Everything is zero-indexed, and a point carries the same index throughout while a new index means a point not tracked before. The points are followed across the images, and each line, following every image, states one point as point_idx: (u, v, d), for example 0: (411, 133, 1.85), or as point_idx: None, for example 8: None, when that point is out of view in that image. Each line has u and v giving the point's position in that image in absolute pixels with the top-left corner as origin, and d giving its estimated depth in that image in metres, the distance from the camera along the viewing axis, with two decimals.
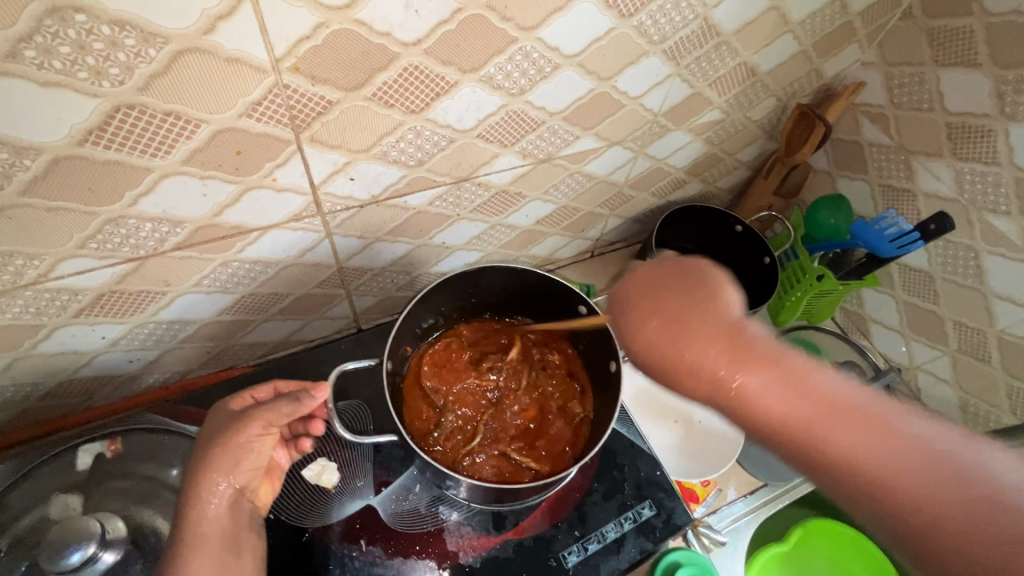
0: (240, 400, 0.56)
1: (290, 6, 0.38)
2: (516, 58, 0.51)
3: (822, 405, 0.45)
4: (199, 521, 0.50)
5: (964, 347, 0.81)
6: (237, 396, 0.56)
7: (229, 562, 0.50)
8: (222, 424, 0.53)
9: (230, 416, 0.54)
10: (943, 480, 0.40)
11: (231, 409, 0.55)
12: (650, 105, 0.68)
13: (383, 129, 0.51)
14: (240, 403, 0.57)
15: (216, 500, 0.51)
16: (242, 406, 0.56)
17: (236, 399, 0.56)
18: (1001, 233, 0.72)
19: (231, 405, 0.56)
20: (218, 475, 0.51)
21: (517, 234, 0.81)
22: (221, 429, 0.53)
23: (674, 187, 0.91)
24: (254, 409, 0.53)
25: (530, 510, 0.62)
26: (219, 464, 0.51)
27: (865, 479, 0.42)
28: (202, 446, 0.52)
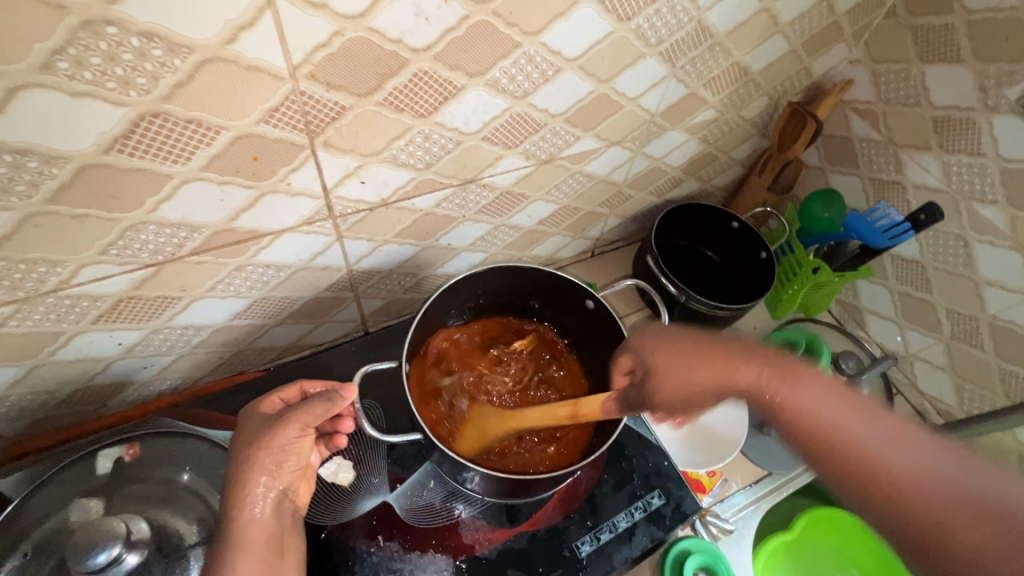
0: (270, 403, 0.58)
1: (308, 16, 0.40)
2: (521, 62, 0.53)
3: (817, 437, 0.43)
4: (247, 523, 0.51)
5: (957, 334, 0.83)
6: (266, 399, 0.58)
7: (274, 563, 0.50)
8: (258, 427, 0.55)
9: (265, 420, 0.56)
10: (945, 514, 0.37)
11: (264, 412, 0.57)
12: (648, 106, 0.70)
13: (393, 133, 0.53)
14: (270, 406, 0.58)
15: (261, 501, 0.52)
16: (273, 410, 0.57)
17: (266, 402, 0.57)
18: (989, 222, 0.74)
19: (262, 409, 0.57)
20: (261, 477, 0.52)
21: (520, 234, 0.83)
22: (258, 432, 0.54)
23: (671, 186, 0.93)
24: (289, 412, 0.55)
25: (542, 502, 0.64)
26: (263, 465, 0.53)
27: (926, 507, 0.38)
28: (240, 451, 0.53)
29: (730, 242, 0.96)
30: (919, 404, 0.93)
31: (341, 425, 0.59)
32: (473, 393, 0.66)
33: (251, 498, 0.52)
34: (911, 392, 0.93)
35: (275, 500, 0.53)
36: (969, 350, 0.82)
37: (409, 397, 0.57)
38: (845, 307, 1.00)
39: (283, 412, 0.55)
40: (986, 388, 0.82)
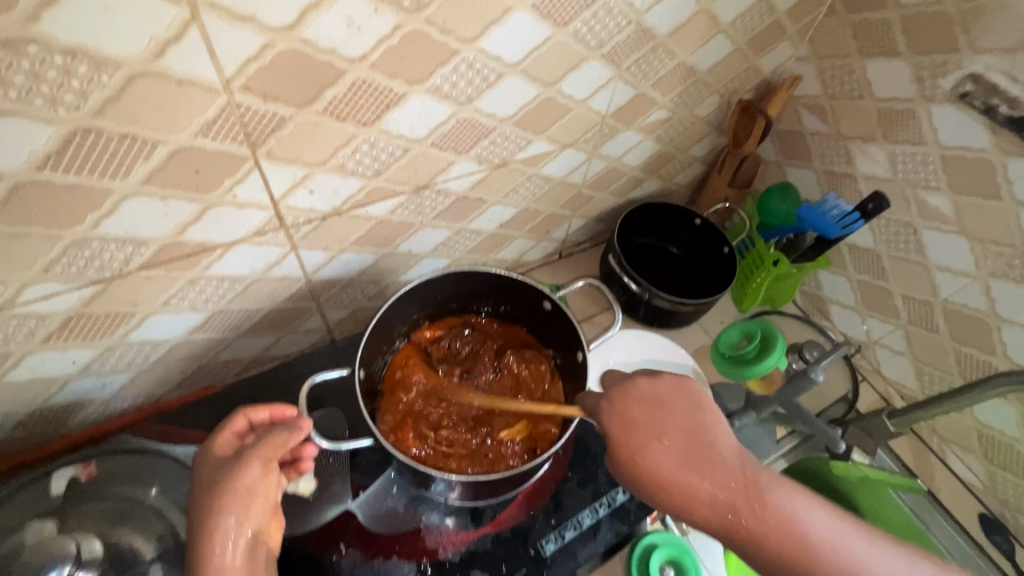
0: (221, 445, 0.54)
1: (236, 30, 0.41)
2: (461, 69, 0.55)
3: (735, 489, 0.48)
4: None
5: (914, 319, 0.85)
6: (218, 436, 0.54)
7: None
8: (216, 473, 0.51)
9: (220, 465, 0.52)
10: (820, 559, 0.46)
11: (218, 455, 0.53)
12: (597, 107, 0.72)
13: (337, 141, 0.54)
14: (224, 444, 0.54)
15: (233, 550, 0.48)
16: (227, 452, 0.53)
17: (220, 440, 0.54)
18: (935, 208, 0.76)
19: (213, 455, 0.53)
20: (232, 525, 0.48)
21: (482, 238, 0.83)
22: (218, 478, 0.50)
23: (632, 185, 0.94)
24: (253, 450, 0.51)
25: (506, 503, 0.64)
26: (231, 512, 0.49)
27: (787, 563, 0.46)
28: (201, 501, 0.49)
29: (695, 238, 0.97)
30: (884, 391, 0.94)
31: (303, 452, 0.56)
32: (437, 397, 0.66)
33: (222, 550, 0.48)
34: (876, 378, 0.95)
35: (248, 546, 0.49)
36: (925, 334, 0.84)
37: (360, 403, 0.57)
38: (809, 297, 1.01)
39: (243, 453, 0.52)
40: (944, 370, 0.84)
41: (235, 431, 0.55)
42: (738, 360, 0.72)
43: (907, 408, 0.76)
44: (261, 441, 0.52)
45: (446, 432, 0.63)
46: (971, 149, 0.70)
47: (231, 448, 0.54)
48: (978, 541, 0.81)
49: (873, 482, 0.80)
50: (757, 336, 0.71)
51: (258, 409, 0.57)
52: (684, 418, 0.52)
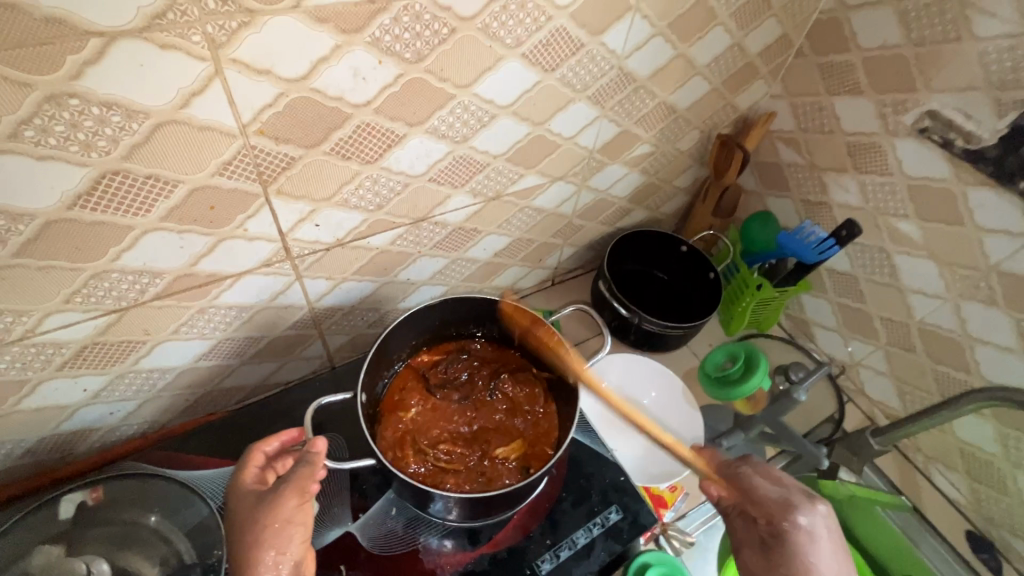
0: (250, 484, 0.58)
1: (254, 81, 0.45)
2: (457, 111, 0.59)
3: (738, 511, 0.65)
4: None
5: (893, 340, 0.88)
6: (244, 472, 0.58)
7: None
8: (249, 510, 0.55)
9: (254, 501, 0.56)
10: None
11: (250, 492, 0.57)
12: (584, 143, 0.77)
13: (342, 179, 0.58)
14: (252, 480, 0.58)
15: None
16: (260, 487, 0.58)
17: (247, 477, 0.57)
18: (904, 234, 0.81)
19: (246, 493, 0.57)
20: (272, 556, 0.53)
21: (477, 267, 0.87)
22: (253, 515, 0.54)
23: (620, 215, 0.99)
24: (279, 485, 0.55)
25: (503, 524, 0.65)
26: (270, 544, 0.53)
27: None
28: (239, 538, 0.54)
29: (682, 264, 1.02)
30: (869, 410, 0.97)
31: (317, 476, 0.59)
32: (435, 417, 0.69)
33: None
34: (861, 398, 0.98)
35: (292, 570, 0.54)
36: (904, 354, 0.88)
37: (364, 424, 0.59)
38: (793, 320, 1.05)
39: (268, 491, 0.55)
40: (923, 389, 0.87)
41: (261, 467, 0.59)
42: (723, 382, 0.75)
43: (888, 427, 0.79)
44: (283, 477, 0.55)
45: (444, 450, 0.65)
46: (934, 179, 0.75)
47: (262, 485, 0.58)
48: (965, 557, 0.83)
49: (860, 500, 0.84)
50: (740, 357, 0.74)
51: (272, 441, 0.60)
52: (846, 559, 0.59)
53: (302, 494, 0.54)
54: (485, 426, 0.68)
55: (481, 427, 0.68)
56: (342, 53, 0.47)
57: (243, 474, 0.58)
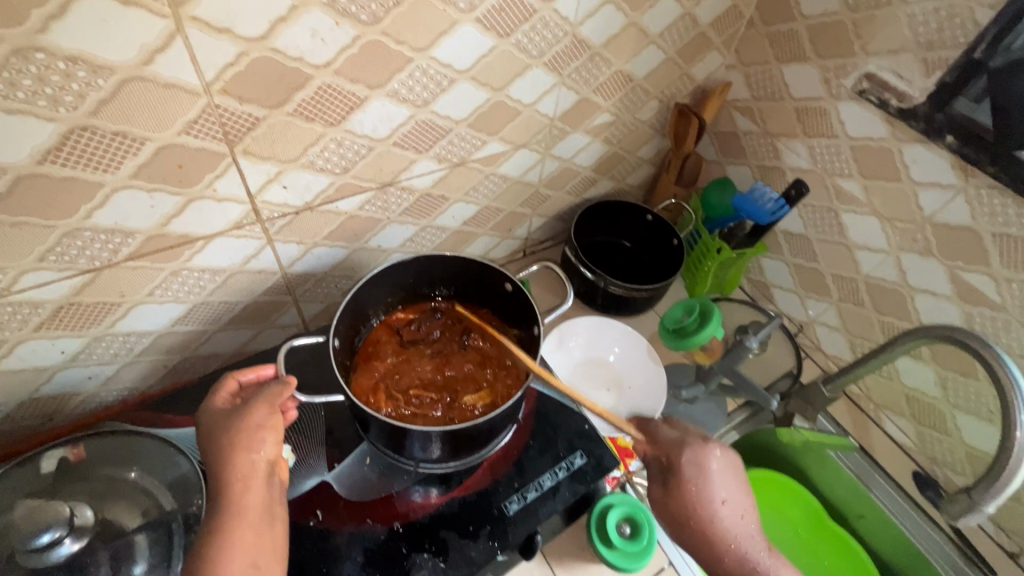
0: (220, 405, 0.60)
1: (215, 40, 0.47)
2: (416, 75, 0.62)
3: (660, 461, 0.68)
4: (242, 498, 0.53)
5: (844, 296, 0.93)
6: (214, 396, 0.61)
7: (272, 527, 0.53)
8: (223, 421, 0.57)
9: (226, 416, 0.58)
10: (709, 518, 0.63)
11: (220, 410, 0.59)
12: (545, 110, 0.80)
13: (307, 140, 0.61)
14: (222, 403, 0.61)
15: (256, 477, 0.55)
16: (228, 407, 0.60)
17: (218, 399, 0.60)
18: (850, 193, 0.86)
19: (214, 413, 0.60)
20: (248, 458, 0.55)
21: (447, 235, 0.90)
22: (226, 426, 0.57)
23: (586, 185, 1.03)
24: (254, 398, 0.58)
25: (472, 470, 0.69)
26: (243, 446, 0.55)
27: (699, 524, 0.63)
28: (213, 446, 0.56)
29: (648, 231, 1.06)
30: (825, 365, 1.02)
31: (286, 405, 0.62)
32: (408, 368, 0.72)
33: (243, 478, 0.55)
34: (818, 354, 1.03)
35: (266, 474, 0.56)
36: (854, 309, 0.93)
37: (335, 365, 0.62)
38: (754, 283, 1.10)
39: (241, 405, 0.58)
40: (872, 340, 0.92)
41: (231, 393, 0.62)
42: (680, 333, 0.79)
43: (836, 373, 0.84)
44: (255, 394, 0.59)
45: (415, 397, 0.68)
46: (873, 139, 0.80)
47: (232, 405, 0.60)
48: (910, 494, 0.89)
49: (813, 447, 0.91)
50: (696, 310, 0.79)
51: (244, 372, 0.63)
52: (746, 498, 0.65)
53: (272, 404, 0.58)
54: (455, 376, 0.72)
55: (451, 376, 0.72)
56: (299, 14, 0.50)
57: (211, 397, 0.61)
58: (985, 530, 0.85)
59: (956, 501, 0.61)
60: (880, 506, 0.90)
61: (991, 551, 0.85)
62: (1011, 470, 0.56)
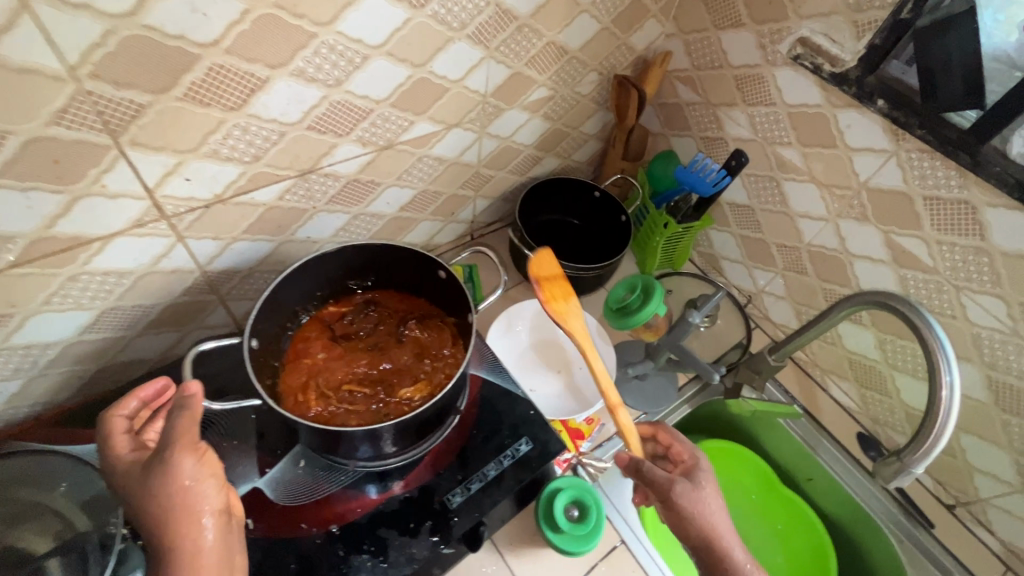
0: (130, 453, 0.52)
1: (70, 17, 0.42)
2: (322, 52, 0.58)
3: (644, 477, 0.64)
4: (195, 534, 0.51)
5: (788, 265, 0.94)
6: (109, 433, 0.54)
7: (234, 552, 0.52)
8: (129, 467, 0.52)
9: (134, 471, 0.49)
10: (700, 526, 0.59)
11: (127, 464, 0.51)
12: (475, 86, 0.76)
13: (205, 128, 0.56)
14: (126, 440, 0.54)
15: (205, 529, 0.47)
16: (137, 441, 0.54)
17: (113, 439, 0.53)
18: (790, 161, 0.85)
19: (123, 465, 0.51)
20: (184, 517, 0.46)
21: (384, 222, 0.86)
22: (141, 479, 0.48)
23: (530, 163, 1.00)
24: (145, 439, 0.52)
25: (412, 465, 0.67)
26: None
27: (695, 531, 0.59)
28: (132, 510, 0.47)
29: (596, 209, 1.04)
30: (774, 334, 1.03)
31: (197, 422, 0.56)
32: (341, 363, 0.69)
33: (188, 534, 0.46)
34: (766, 323, 1.04)
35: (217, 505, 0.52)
36: (798, 277, 0.93)
37: (251, 368, 0.58)
38: (704, 256, 1.10)
39: (152, 456, 0.47)
40: (816, 308, 0.93)
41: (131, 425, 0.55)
42: (624, 312, 0.78)
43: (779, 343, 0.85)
44: (164, 437, 0.47)
45: (348, 394, 0.66)
46: (809, 105, 0.79)
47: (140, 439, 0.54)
48: (854, 455, 0.91)
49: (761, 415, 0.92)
50: (638, 287, 0.78)
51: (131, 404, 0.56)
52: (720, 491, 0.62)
53: (190, 443, 0.47)
54: (391, 369, 0.69)
55: (387, 369, 0.69)
56: None
57: (115, 450, 0.52)
58: (924, 485, 0.87)
59: (885, 462, 0.62)
60: (826, 468, 0.93)
61: (930, 504, 0.87)
62: (937, 431, 0.57)
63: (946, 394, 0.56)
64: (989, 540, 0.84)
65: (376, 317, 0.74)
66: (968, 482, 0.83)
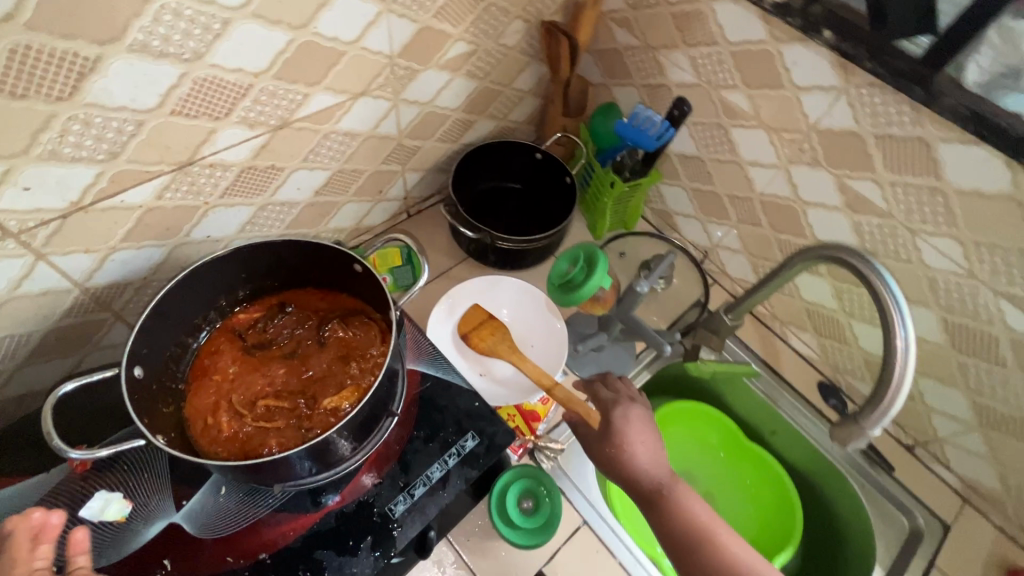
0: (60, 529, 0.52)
1: None
2: (165, 19, 0.47)
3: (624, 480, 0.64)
4: None
5: (741, 217, 0.88)
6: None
7: None
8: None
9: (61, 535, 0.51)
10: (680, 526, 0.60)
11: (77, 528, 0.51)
12: (376, 47, 0.66)
13: (31, 125, 0.46)
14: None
15: None
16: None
17: None
18: (736, 106, 0.78)
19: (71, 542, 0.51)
20: None
21: (299, 210, 0.77)
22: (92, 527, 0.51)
23: (461, 129, 0.91)
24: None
25: (348, 477, 0.62)
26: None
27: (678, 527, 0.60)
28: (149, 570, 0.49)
29: (540, 172, 0.97)
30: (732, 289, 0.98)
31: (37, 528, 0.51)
32: (256, 377, 0.62)
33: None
34: (724, 279, 0.99)
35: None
36: (753, 229, 0.88)
37: (128, 401, 0.50)
38: (658, 213, 1.03)
39: None
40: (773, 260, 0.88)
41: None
42: (568, 287, 0.72)
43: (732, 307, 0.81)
44: None
45: (263, 412, 0.59)
46: (752, 42, 0.72)
47: None
48: (817, 407, 0.89)
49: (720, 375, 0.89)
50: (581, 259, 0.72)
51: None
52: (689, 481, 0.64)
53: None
54: (312, 378, 0.62)
55: (308, 379, 0.62)
56: None
57: None
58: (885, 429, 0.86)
59: (844, 422, 0.59)
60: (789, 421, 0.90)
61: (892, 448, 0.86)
62: (894, 386, 0.54)
63: (898, 341, 0.54)
64: (948, 477, 0.83)
65: (294, 319, 0.67)
66: (927, 424, 0.81)
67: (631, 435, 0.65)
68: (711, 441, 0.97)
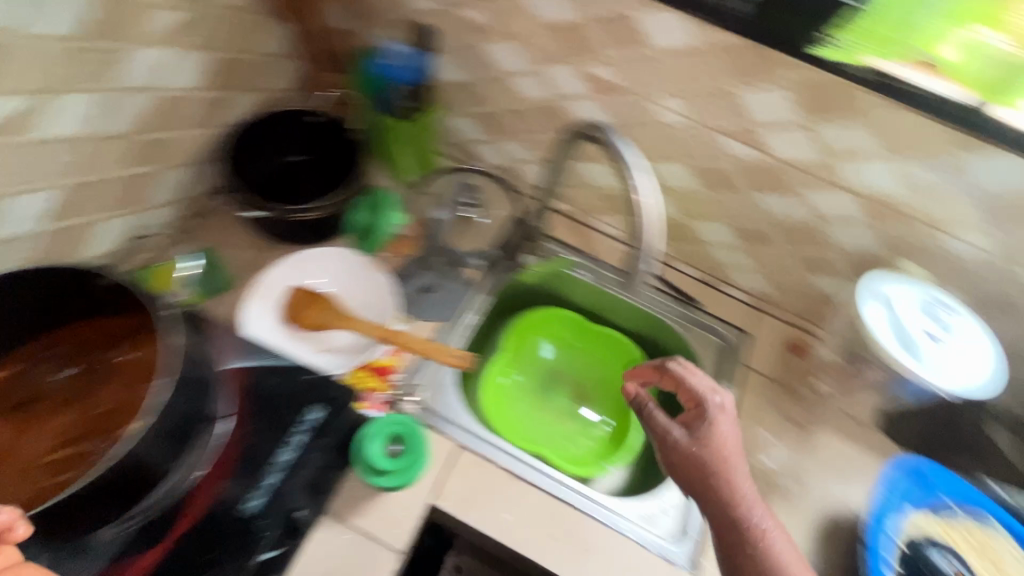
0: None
1: None
2: None
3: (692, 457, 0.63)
4: None
5: (522, 128, 0.93)
6: None
7: None
8: None
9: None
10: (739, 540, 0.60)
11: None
12: (53, 30, 0.58)
13: None
14: None
15: None
16: None
17: None
18: (475, 22, 0.82)
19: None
20: None
21: (34, 243, 0.66)
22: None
23: (214, 109, 0.83)
24: None
25: (189, 497, 0.59)
26: None
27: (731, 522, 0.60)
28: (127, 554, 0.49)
29: (315, 138, 0.90)
30: None
31: None
32: (31, 436, 0.55)
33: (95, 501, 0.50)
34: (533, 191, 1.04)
35: None
36: (535, 136, 0.94)
37: None
38: (456, 148, 1.04)
39: None
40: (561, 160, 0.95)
41: None
42: None
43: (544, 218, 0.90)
44: None
45: (46, 465, 0.53)
46: None
47: None
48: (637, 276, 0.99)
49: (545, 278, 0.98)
50: None
51: None
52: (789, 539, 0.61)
53: None
54: (96, 414, 0.56)
55: (92, 416, 0.56)
56: None
57: None
58: (690, 275, 0.99)
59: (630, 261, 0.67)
60: (621, 297, 0.98)
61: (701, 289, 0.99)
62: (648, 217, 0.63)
63: (634, 179, 0.62)
64: (742, 295, 0.98)
65: (65, 366, 0.60)
66: (713, 259, 0.95)
67: (720, 439, 0.63)
68: (570, 338, 1.05)
